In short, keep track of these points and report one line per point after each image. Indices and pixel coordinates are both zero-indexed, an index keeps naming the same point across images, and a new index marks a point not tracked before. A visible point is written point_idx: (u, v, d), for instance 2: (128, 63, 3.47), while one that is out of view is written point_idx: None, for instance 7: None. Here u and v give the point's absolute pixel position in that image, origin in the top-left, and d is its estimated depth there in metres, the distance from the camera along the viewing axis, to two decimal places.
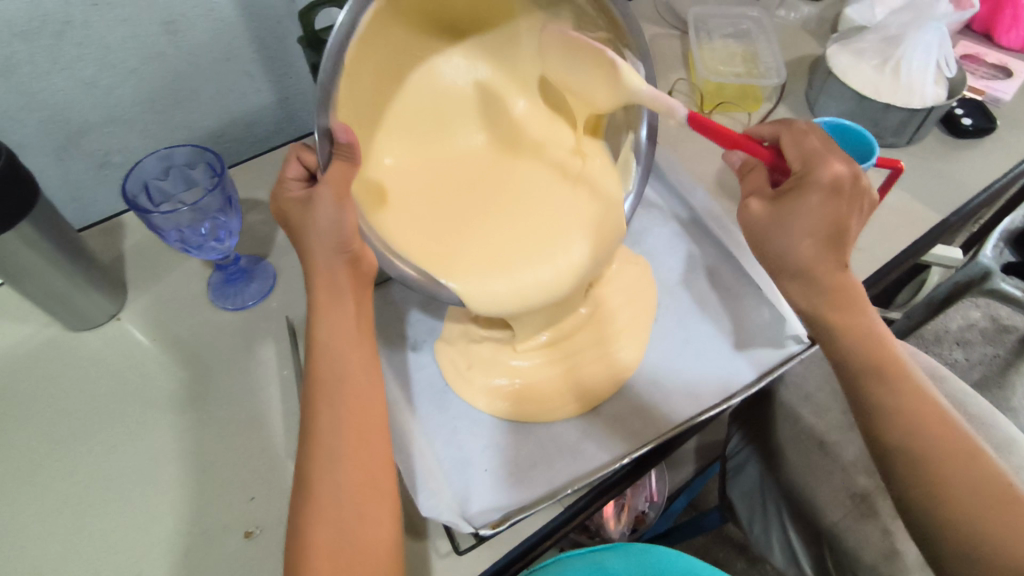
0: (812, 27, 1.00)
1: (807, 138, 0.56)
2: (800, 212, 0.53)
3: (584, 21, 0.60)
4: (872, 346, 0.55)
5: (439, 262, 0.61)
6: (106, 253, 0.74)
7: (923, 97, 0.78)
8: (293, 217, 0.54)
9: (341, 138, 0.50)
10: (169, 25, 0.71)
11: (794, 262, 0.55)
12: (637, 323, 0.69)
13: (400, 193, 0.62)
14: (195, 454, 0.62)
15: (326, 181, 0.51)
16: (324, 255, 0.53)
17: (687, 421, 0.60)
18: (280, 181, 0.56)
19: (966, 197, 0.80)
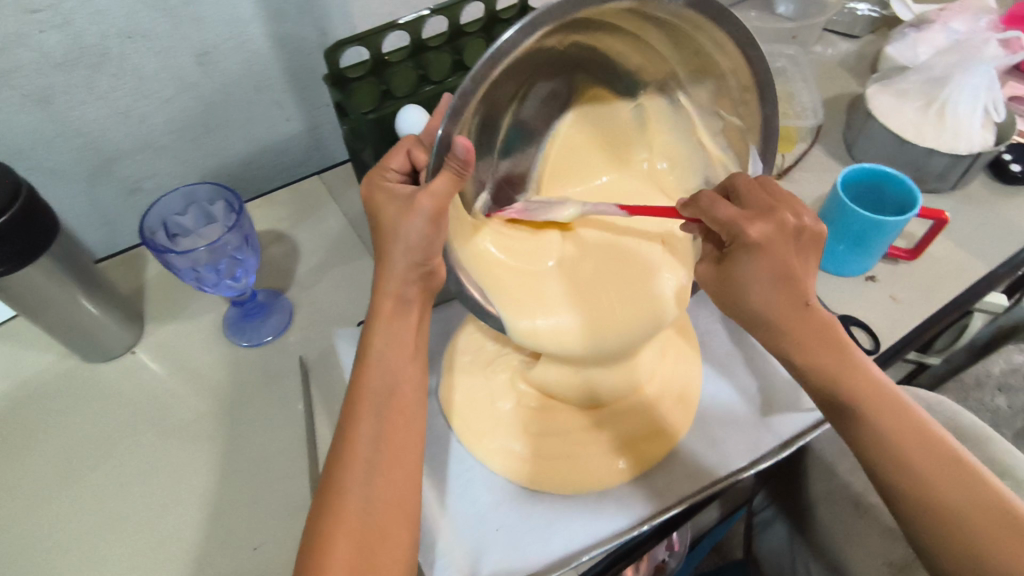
0: (851, 64, 0.97)
1: (720, 207, 0.49)
2: (743, 277, 0.52)
3: (722, 101, 0.57)
4: (843, 372, 0.53)
5: (513, 297, 0.57)
6: (129, 282, 0.75)
7: (970, 143, 0.74)
8: (385, 212, 0.52)
9: (459, 152, 0.44)
10: (203, 56, 0.71)
11: (760, 317, 0.54)
12: (687, 382, 0.66)
13: (501, 231, 0.57)
14: (201, 495, 0.60)
15: (426, 191, 0.47)
16: (403, 264, 0.52)
17: (726, 478, 0.58)
18: (383, 168, 0.54)
19: (1017, 247, 0.76)
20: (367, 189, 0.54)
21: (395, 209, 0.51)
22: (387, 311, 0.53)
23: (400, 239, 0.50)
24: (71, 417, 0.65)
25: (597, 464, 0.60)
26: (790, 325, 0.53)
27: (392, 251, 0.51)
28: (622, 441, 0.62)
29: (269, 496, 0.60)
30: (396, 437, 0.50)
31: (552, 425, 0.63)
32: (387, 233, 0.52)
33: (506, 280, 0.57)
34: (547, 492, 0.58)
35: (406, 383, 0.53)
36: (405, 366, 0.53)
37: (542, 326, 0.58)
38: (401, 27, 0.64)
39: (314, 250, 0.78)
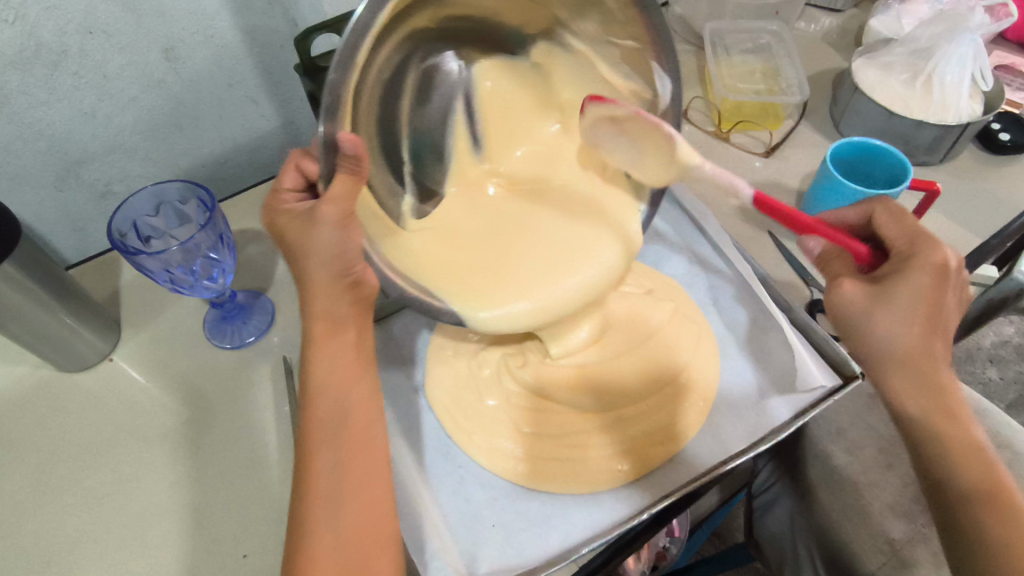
0: (835, 39, 0.96)
1: (908, 219, 0.53)
2: (901, 288, 0.49)
3: (612, 29, 0.51)
4: (941, 393, 0.49)
5: (460, 286, 0.57)
6: (102, 289, 0.72)
7: (958, 113, 0.74)
8: (289, 232, 0.49)
9: (347, 149, 0.43)
10: (169, 51, 0.69)
11: (893, 345, 0.50)
12: (687, 363, 0.64)
13: (436, 228, 0.58)
14: (185, 504, 0.58)
15: (327, 198, 0.45)
16: (325, 279, 0.48)
17: (713, 470, 0.56)
18: (276, 190, 0.52)
19: (1008, 217, 0.75)
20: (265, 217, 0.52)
21: (300, 228, 0.48)
22: (321, 332, 0.49)
23: (315, 256, 0.47)
24: (47, 429, 0.63)
25: (581, 444, 0.59)
26: (920, 358, 0.49)
27: (309, 271, 0.48)
28: (616, 415, 0.61)
29: (254, 502, 0.58)
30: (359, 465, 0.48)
31: (545, 413, 0.61)
32: (298, 255, 0.48)
33: (450, 274, 0.57)
34: (542, 489, 0.57)
35: (360, 404, 0.49)
36: (357, 386, 0.50)
37: (491, 308, 0.57)
38: None
39: None
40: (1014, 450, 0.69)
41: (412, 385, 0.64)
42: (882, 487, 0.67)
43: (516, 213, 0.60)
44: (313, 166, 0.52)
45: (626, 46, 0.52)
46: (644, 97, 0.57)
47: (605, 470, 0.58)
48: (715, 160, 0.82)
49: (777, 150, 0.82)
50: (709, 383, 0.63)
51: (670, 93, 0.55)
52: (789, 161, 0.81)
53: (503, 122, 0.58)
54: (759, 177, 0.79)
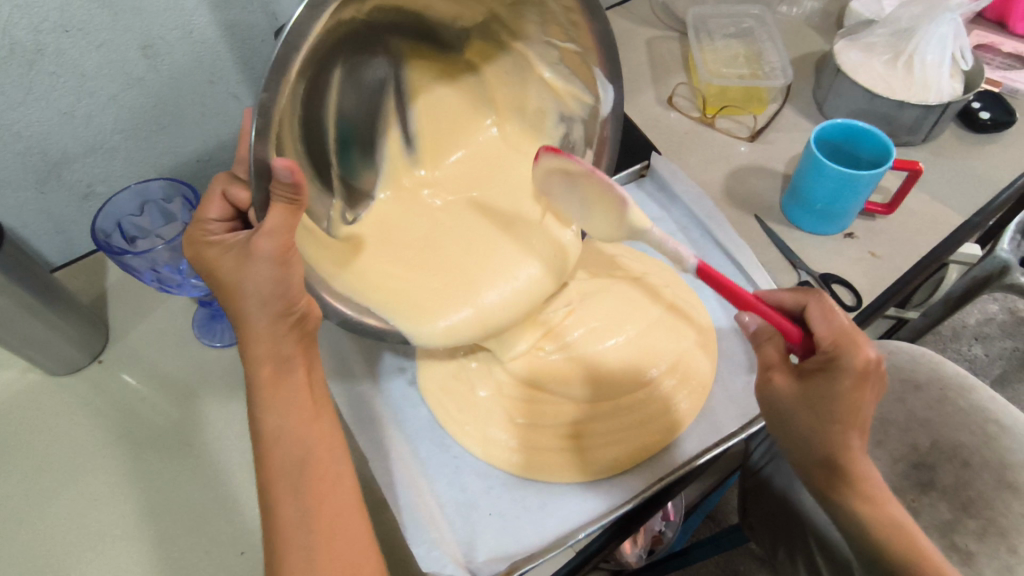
0: (817, 22, 0.96)
1: (839, 316, 0.49)
2: (828, 396, 0.48)
3: (553, 29, 0.54)
4: (886, 520, 0.50)
5: (406, 301, 0.57)
6: (87, 291, 0.71)
7: (939, 92, 0.74)
8: (221, 270, 0.47)
9: (284, 177, 0.42)
10: (148, 49, 0.68)
11: (817, 448, 0.50)
12: (681, 350, 0.64)
13: (381, 242, 0.57)
14: (181, 504, 0.58)
15: (262, 231, 0.44)
16: (266, 320, 0.46)
17: (686, 464, 0.58)
18: (202, 221, 0.50)
19: (989, 195, 0.76)
20: (192, 251, 0.50)
21: (233, 264, 0.46)
22: (267, 379, 0.48)
23: (251, 296, 0.45)
24: (38, 435, 0.62)
25: (556, 438, 0.59)
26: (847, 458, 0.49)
27: (247, 312, 0.46)
28: (612, 404, 0.61)
29: (250, 501, 0.58)
30: (327, 505, 0.47)
31: (539, 403, 0.62)
32: (231, 294, 0.47)
33: (397, 288, 0.57)
34: (537, 477, 0.57)
35: (319, 442, 0.49)
36: (310, 428, 0.49)
37: (436, 323, 0.57)
38: None
39: None
40: (999, 424, 0.70)
41: (404, 378, 0.64)
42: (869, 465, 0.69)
43: (461, 223, 0.60)
44: (243, 194, 0.50)
45: (562, 46, 0.56)
46: (583, 99, 0.62)
47: (596, 462, 0.58)
48: (701, 146, 0.82)
49: (761, 134, 0.82)
50: (704, 362, 0.64)
51: (611, 99, 0.61)
52: (774, 145, 0.82)
53: (437, 124, 0.59)
54: (744, 162, 0.80)
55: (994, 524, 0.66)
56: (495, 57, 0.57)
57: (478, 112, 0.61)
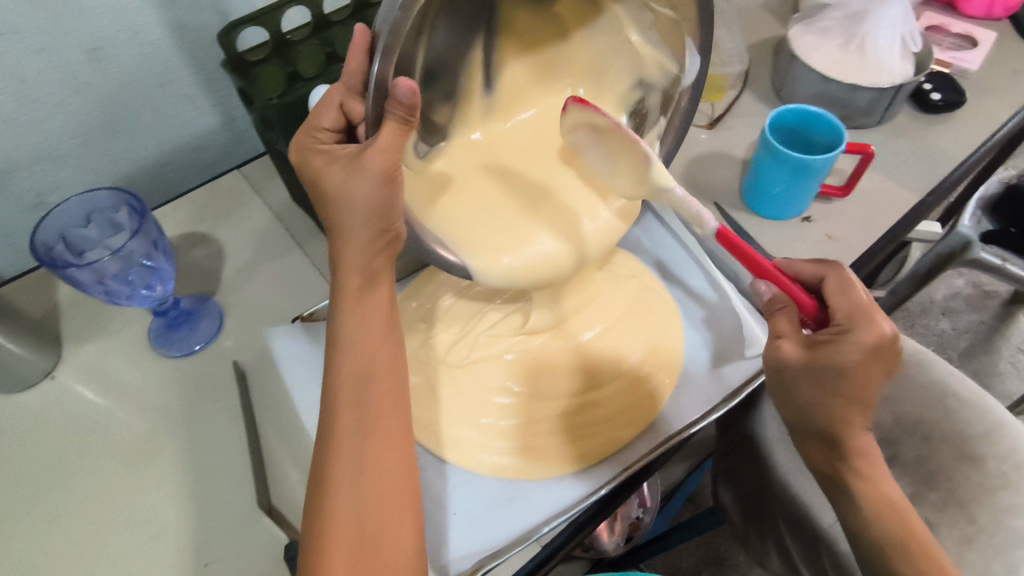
0: (774, 7, 0.96)
1: (853, 291, 0.48)
2: (831, 369, 0.47)
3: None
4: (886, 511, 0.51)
5: (474, 242, 0.57)
6: (39, 304, 0.69)
7: (891, 75, 0.75)
8: (326, 177, 0.47)
9: (403, 97, 0.41)
10: (95, 51, 0.66)
11: (819, 416, 0.49)
12: (656, 336, 0.66)
13: (461, 186, 0.58)
14: (144, 518, 0.58)
15: (375, 147, 0.43)
16: (366, 233, 0.47)
17: (675, 436, 0.58)
18: (314, 128, 0.49)
19: (943, 174, 0.77)
20: (299, 157, 0.50)
21: (340, 175, 0.46)
22: (355, 287, 0.49)
23: (354, 209, 0.46)
24: None
25: (546, 422, 0.60)
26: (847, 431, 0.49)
27: (348, 226, 0.47)
28: (579, 399, 0.62)
29: (217, 510, 0.58)
30: (381, 424, 0.48)
31: (536, 389, 0.62)
32: (335, 204, 0.47)
33: (458, 229, 0.57)
34: (504, 473, 0.57)
35: (384, 361, 0.49)
36: (381, 346, 0.49)
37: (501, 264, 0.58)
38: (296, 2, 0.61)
39: (239, 249, 0.74)
40: (958, 397, 0.72)
41: None
42: None
43: (526, 174, 0.60)
44: (358, 108, 0.49)
45: (663, 12, 0.52)
46: (667, 68, 0.58)
47: (570, 456, 0.58)
48: None
49: (719, 121, 0.83)
50: (676, 357, 0.65)
51: (696, 70, 0.57)
52: (733, 131, 0.82)
53: (523, 78, 0.57)
54: (705, 150, 0.80)
55: (953, 495, 0.68)
56: (585, 12, 0.54)
57: (552, 75, 0.58)
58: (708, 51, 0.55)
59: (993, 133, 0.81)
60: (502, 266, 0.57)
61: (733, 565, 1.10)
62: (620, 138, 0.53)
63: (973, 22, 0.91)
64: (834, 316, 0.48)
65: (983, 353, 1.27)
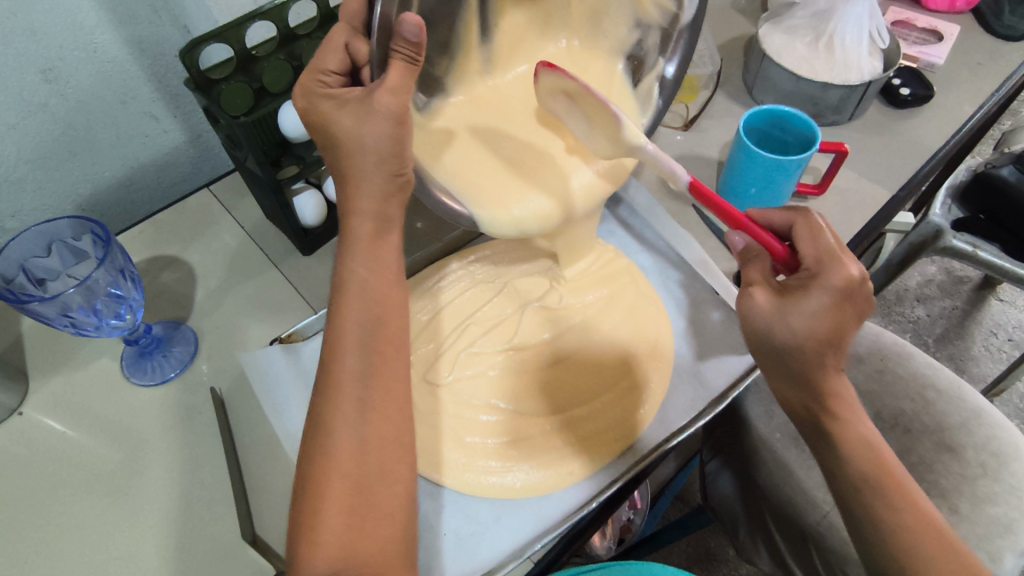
0: (743, 5, 0.97)
1: (825, 235, 0.48)
2: (802, 311, 0.46)
3: None
4: (864, 447, 0.50)
5: (482, 193, 0.56)
6: (3, 337, 0.67)
7: (860, 72, 0.76)
8: (335, 123, 0.46)
9: (411, 35, 0.42)
10: (48, 72, 0.63)
11: (793, 361, 0.47)
12: (645, 342, 0.65)
13: (466, 139, 0.57)
14: (121, 555, 0.56)
15: (385, 87, 0.44)
16: (380, 178, 0.46)
17: (661, 445, 0.58)
18: (319, 71, 0.48)
19: (914, 168, 0.78)
20: (306, 102, 0.48)
21: (352, 119, 0.45)
22: (368, 233, 0.47)
23: (367, 150, 0.45)
24: None
25: (540, 425, 0.60)
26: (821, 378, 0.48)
27: (361, 170, 0.46)
28: (567, 413, 0.61)
29: (198, 545, 0.56)
30: (387, 369, 0.46)
31: (527, 396, 0.62)
32: (347, 147, 0.46)
33: (466, 181, 0.56)
34: (489, 492, 0.56)
35: (396, 307, 0.48)
36: (393, 290, 0.48)
37: (507, 213, 0.57)
38: (261, 16, 0.59)
39: (211, 270, 0.72)
40: (936, 388, 0.73)
41: None
42: None
43: (524, 123, 0.60)
44: (362, 49, 0.49)
45: None
46: (665, 6, 0.58)
47: (558, 473, 0.57)
48: None
49: (694, 122, 0.83)
50: (665, 366, 0.64)
51: (693, 6, 0.57)
52: (707, 132, 0.82)
53: (521, 28, 0.58)
54: (680, 152, 0.80)
55: (936, 486, 0.68)
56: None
57: (551, 24, 0.59)
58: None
59: (961, 125, 0.82)
60: (501, 216, 0.57)
61: (724, 561, 1.10)
62: (598, 106, 0.52)
63: (937, 15, 0.93)
64: (806, 262, 0.48)
65: (957, 337, 1.29)
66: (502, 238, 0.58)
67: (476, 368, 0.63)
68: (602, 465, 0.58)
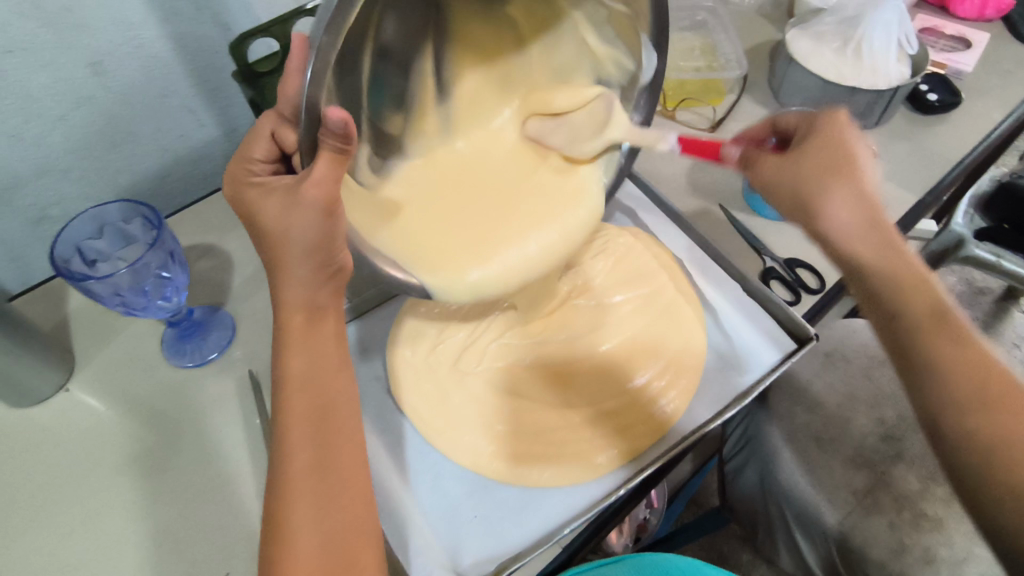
0: (769, 11, 0.98)
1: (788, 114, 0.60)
2: (808, 162, 0.55)
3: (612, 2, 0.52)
4: (893, 264, 0.54)
5: (432, 258, 0.55)
6: (49, 320, 0.70)
7: (888, 77, 0.77)
8: (262, 213, 0.46)
9: (336, 127, 0.39)
10: (96, 66, 0.66)
11: (841, 229, 0.55)
12: (672, 338, 0.66)
13: (417, 206, 0.56)
14: (160, 531, 0.58)
15: (311, 181, 0.41)
16: (308, 268, 0.46)
17: (692, 435, 0.58)
18: (247, 159, 0.49)
19: (940, 173, 0.79)
20: (235, 190, 0.49)
21: (278, 206, 0.45)
22: (300, 328, 0.48)
23: (293, 241, 0.44)
24: (6, 471, 0.61)
25: (566, 417, 0.61)
26: (865, 247, 0.55)
27: (288, 262, 0.46)
28: (597, 409, 0.62)
29: (235, 521, 0.58)
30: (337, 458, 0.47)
31: (522, 407, 0.62)
32: (275, 239, 0.45)
33: (414, 244, 0.55)
34: (517, 480, 0.58)
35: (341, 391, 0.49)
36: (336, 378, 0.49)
37: (462, 276, 0.56)
38: (304, 13, 0.61)
39: (247, 259, 0.75)
40: None
41: (381, 388, 0.64)
42: (845, 440, 0.72)
43: (481, 182, 0.58)
44: (288, 138, 0.49)
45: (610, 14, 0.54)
46: (623, 64, 0.60)
47: (586, 465, 0.58)
48: (662, 140, 0.83)
49: (720, 124, 0.84)
50: (694, 361, 0.65)
51: (652, 68, 0.58)
52: (734, 134, 0.83)
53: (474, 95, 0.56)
54: (706, 153, 0.81)
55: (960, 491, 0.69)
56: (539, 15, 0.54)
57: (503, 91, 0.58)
58: (665, 50, 0.56)
59: (988, 132, 0.83)
60: (455, 283, 0.56)
61: (738, 565, 1.11)
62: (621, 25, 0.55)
63: (964, 23, 0.93)
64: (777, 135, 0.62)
65: None
66: (456, 302, 0.56)
67: (505, 360, 0.65)
68: (628, 457, 0.59)
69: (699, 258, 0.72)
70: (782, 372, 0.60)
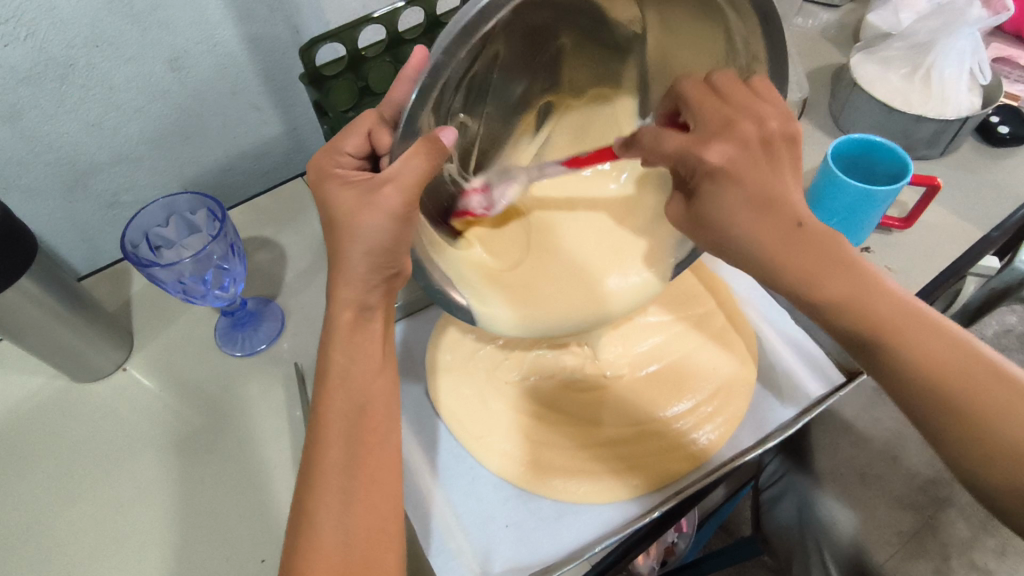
0: (833, 34, 0.95)
1: (709, 105, 0.49)
2: (711, 199, 0.49)
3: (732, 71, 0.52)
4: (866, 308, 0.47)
5: (500, 291, 0.59)
6: (113, 300, 0.73)
7: (958, 107, 0.74)
8: (336, 206, 0.47)
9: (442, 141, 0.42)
10: (174, 61, 0.69)
11: (753, 251, 0.50)
12: (723, 366, 0.65)
13: (490, 241, 0.59)
14: (202, 512, 0.60)
15: (391, 182, 0.43)
16: (364, 267, 0.47)
17: (732, 462, 0.57)
18: (336, 151, 0.51)
19: (1011, 209, 0.76)
20: (317, 177, 0.50)
21: (353, 201, 0.46)
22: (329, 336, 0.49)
23: (363, 241, 0.45)
24: (65, 441, 0.65)
25: (603, 436, 0.61)
26: (777, 253, 0.49)
27: (350, 256, 0.47)
28: (637, 427, 0.62)
29: (270, 508, 0.60)
30: (363, 462, 0.48)
31: (557, 423, 0.62)
32: (342, 231, 0.46)
33: (483, 277, 0.58)
34: (550, 491, 0.57)
35: (364, 399, 0.49)
36: (363, 384, 0.49)
37: (512, 316, 0.59)
38: (374, 20, 0.64)
39: (301, 254, 0.77)
40: None
41: (421, 390, 0.65)
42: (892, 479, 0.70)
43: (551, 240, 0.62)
44: (383, 139, 0.51)
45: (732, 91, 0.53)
46: None
47: (621, 484, 0.58)
48: None
49: None
50: (743, 386, 0.63)
51: None
52: None
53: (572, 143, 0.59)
54: None
55: None
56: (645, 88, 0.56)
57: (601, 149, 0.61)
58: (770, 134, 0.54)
59: None
60: (503, 316, 0.58)
61: None
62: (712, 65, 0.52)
63: None
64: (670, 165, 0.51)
65: None
66: (490, 329, 0.58)
67: (545, 364, 0.66)
68: (666, 482, 0.58)
69: (749, 281, 0.71)
70: (828, 407, 0.60)
